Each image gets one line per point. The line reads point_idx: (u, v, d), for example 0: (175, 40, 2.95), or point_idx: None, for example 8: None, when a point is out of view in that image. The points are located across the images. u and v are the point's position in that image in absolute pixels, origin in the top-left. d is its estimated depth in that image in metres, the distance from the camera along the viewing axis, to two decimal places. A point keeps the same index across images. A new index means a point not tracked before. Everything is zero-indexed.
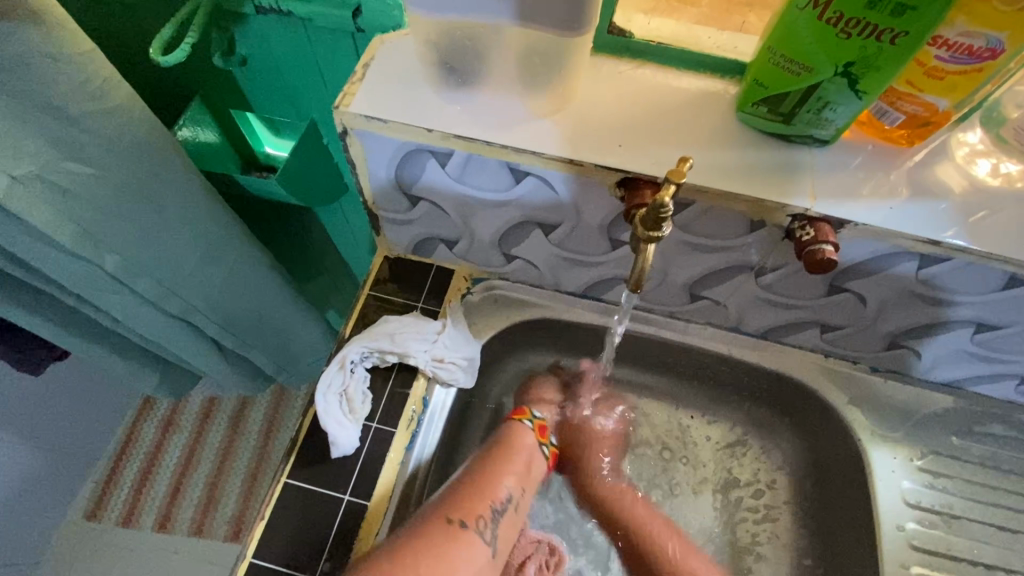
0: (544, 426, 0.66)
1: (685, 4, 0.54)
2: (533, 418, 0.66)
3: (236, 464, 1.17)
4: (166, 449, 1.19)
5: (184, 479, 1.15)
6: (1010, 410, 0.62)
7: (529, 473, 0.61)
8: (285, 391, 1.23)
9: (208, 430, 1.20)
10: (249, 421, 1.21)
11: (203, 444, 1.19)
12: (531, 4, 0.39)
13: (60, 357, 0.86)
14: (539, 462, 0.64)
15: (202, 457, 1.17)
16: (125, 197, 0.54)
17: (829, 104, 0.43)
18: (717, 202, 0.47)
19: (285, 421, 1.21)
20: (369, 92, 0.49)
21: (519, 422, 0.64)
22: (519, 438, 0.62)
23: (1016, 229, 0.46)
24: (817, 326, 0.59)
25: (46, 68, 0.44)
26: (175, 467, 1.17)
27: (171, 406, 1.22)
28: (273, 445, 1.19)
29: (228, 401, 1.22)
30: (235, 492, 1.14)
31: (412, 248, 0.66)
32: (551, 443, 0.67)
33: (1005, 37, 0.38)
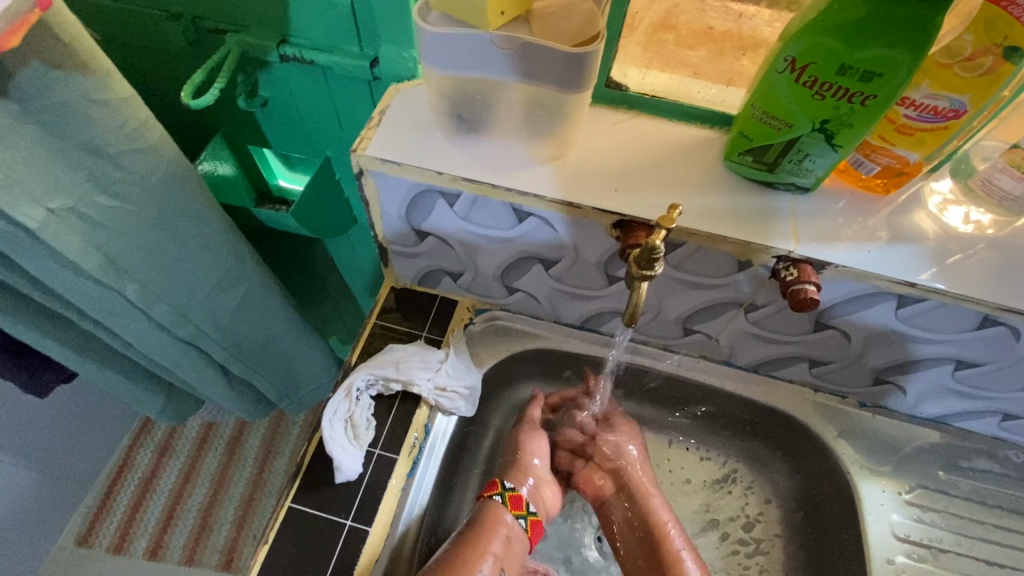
0: (519, 495, 0.62)
1: (683, 47, 0.57)
2: (503, 491, 0.61)
3: (231, 491, 1.17)
4: (161, 474, 1.19)
5: (178, 506, 1.15)
6: (995, 446, 0.64)
7: (508, 556, 0.58)
8: (282, 417, 1.24)
9: (205, 455, 1.20)
10: (246, 447, 1.22)
11: (199, 470, 1.19)
12: (536, 63, 0.44)
13: (67, 379, 0.88)
14: (519, 532, 0.60)
15: (198, 482, 1.18)
16: (149, 227, 0.57)
17: (809, 156, 0.47)
18: (706, 243, 0.50)
19: (282, 447, 1.22)
20: (384, 137, 0.53)
21: (490, 499, 0.61)
22: (491, 518, 0.59)
23: (989, 274, 0.49)
24: (806, 361, 0.62)
25: (91, 111, 0.47)
26: (169, 493, 1.16)
27: (168, 431, 1.23)
28: (268, 472, 1.19)
29: (226, 426, 1.23)
30: (228, 519, 1.14)
31: (418, 279, 0.69)
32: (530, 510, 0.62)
33: (967, 99, 0.42)
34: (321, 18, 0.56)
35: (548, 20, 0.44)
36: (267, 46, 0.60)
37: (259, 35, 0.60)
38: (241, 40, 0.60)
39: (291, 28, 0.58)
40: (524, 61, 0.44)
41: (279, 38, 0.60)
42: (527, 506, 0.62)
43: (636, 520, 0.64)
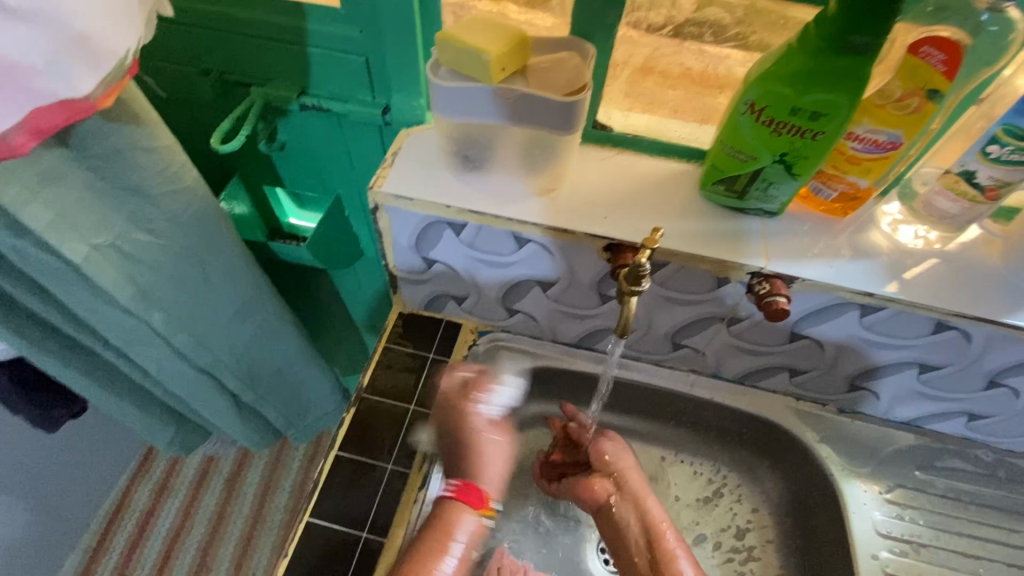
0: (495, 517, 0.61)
1: (665, 88, 0.62)
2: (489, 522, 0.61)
3: (230, 527, 1.18)
4: (160, 511, 1.19)
5: (177, 542, 1.16)
6: (965, 446, 0.69)
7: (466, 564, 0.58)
8: (283, 450, 1.26)
9: (203, 492, 1.21)
10: (246, 482, 1.23)
11: (198, 506, 1.20)
12: (532, 109, 0.50)
13: (79, 412, 0.90)
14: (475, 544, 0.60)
15: (197, 519, 1.18)
16: (178, 261, 0.62)
17: (772, 184, 0.54)
18: (688, 262, 0.56)
19: (282, 482, 1.23)
20: (396, 175, 0.59)
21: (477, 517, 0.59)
22: (461, 528, 0.58)
23: (939, 284, 0.55)
24: (786, 370, 0.67)
25: (137, 158, 0.52)
26: (168, 530, 1.17)
27: (167, 468, 1.24)
28: (268, 506, 1.20)
29: (227, 461, 1.25)
30: (227, 557, 1.14)
31: (424, 304, 0.74)
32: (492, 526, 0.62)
33: (901, 133, 0.49)
34: (339, 73, 0.63)
35: (542, 73, 0.51)
36: (288, 97, 0.66)
37: (280, 87, 0.66)
38: (264, 92, 0.66)
39: (310, 81, 0.65)
40: (522, 109, 0.50)
41: (299, 90, 0.66)
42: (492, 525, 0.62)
43: (634, 519, 0.63)
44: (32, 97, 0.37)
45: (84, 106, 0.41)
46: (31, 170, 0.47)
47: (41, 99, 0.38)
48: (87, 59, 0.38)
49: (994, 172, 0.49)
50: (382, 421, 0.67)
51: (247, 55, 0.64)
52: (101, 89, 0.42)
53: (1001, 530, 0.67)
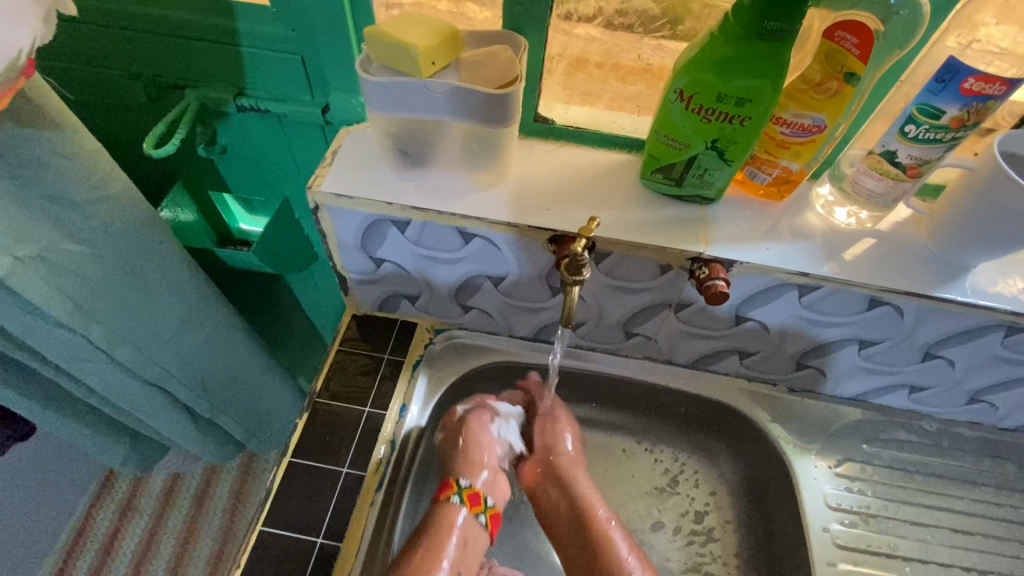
0: (476, 492, 0.63)
1: (622, 83, 0.62)
2: (486, 509, 0.63)
3: (198, 549, 1.14)
4: (123, 535, 1.15)
5: (141, 567, 1.12)
6: (910, 417, 0.72)
7: (465, 561, 0.59)
8: (251, 465, 1.24)
9: (169, 515, 1.17)
10: (213, 500, 1.20)
11: (163, 527, 1.16)
12: (465, 103, 0.50)
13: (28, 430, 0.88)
14: (477, 537, 0.62)
15: (163, 541, 1.15)
16: (113, 271, 0.60)
17: (707, 170, 0.55)
18: (630, 251, 0.57)
19: (251, 497, 1.20)
20: (336, 174, 0.58)
21: (446, 501, 0.61)
22: (450, 524, 0.60)
23: (871, 261, 0.57)
24: (736, 353, 0.69)
25: (60, 164, 0.50)
26: (132, 555, 1.13)
27: (129, 490, 1.20)
28: (238, 523, 1.17)
29: (192, 479, 1.21)
30: None
31: (377, 305, 0.74)
32: (490, 505, 0.64)
33: (825, 116, 0.50)
34: (275, 72, 0.62)
35: (474, 67, 0.51)
36: (225, 99, 0.65)
37: (216, 89, 0.65)
38: (200, 94, 0.65)
39: (246, 81, 0.64)
40: (454, 102, 0.50)
41: (236, 91, 0.65)
42: (487, 502, 0.64)
43: (565, 502, 0.66)
44: None
45: None
46: None
47: None
48: None
49: (913, 151, 0.49)
50: (337, 424, 0.67)
51: (178, 57, 0.62)
52: None
53: (952, 498, 0.69)
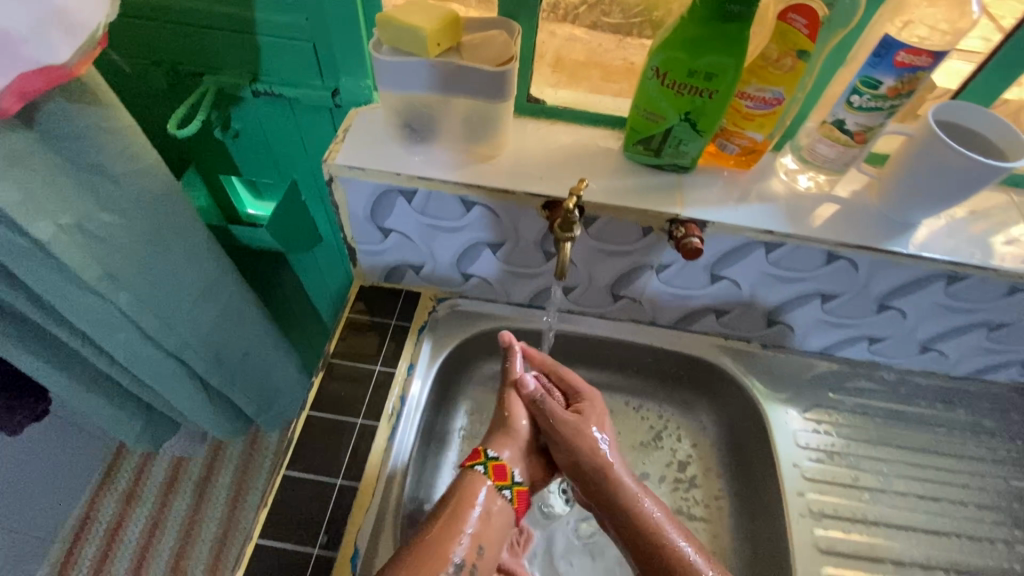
0: (503, 466, 0.61)
1: (607, 81, 0.70)
2: (513, 485, 0.61)
3: (204, 530, 1.24)
4: (128, 523, 1.24)
5: (148, 551, 1.21)
6: (871, 367, 0.80)
7: (487, 533, 0.58)
8: (252, 455, 1.34)
9: (173, 500, 1.28)
10: (215, 490, 1.29)
11: (167, 515, 1.25)
12: (467, 81, 0.56)
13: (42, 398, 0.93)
14: (501, 512, 0.60)
15: (167, 527, 1.24)
16: (140, 239, 0.65)
17: (683, 140, 0.62)
18: (616, 214, 0.63)
19: (252, 484, 1.30)
20: (349, 149, 0.64)
21: (472, 470, 0.61)
22: (475, 494, 0.59)
23: (827, 218, 0.64)
24: (713, 312, 0.76)
25: (100, 138, 0.56)
26: (137, 541, 1.22)
27: (132, 481, 1.30)
28: (239, 509, 1.27)
29: (194, 468, 1.32)
30: (202, 561, 1.20)
31: (384, 276, 0.79)
32: (517, 482, 0.61)
33: (782, 90, 0.57)
34: (288, 58, 0.68)
35: (474, 49, 0.56)
36: (241, 84, 0.70)
37: (232, 75, 0.70)
38: (218, 80, 0.70)
39: (261, 68, 0.69)
40: (457, 79, 0.56)
41: (251, 77, 0.70)
42: (513, 477, 0.61)
43: (610, 501, 0.61)
44: (18, 64, 0.41)
45: (62, 73, 0.45)
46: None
47: (25, 65, 0.42)
48: (70, 32, 0.43)
49: (859, 119, 0.57)
50: (350, 382, 0.72)
51: (198, 45, 0.67)
52: (78, 56, 0.46)
53: (915, 438, 0.75)
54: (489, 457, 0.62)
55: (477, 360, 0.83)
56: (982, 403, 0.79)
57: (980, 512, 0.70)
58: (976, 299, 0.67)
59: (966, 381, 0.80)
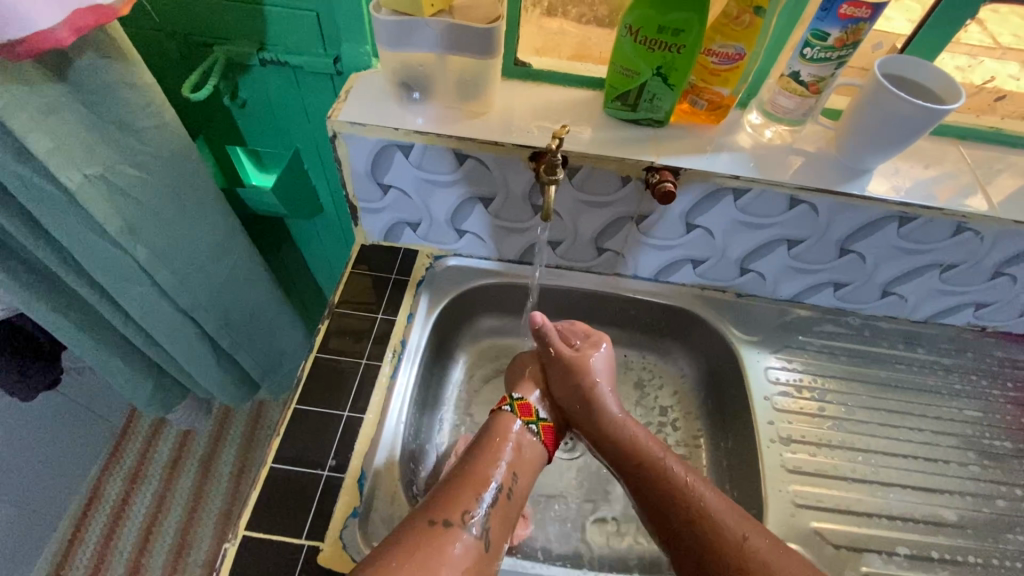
0: (527, 405, 0.70)
1: (585, 55, 0.76)
2: (537, 420, 0.69)
3: (209, 507, 1.31)
4: (134, 500, 1.31)
5: (155, 525, 1.28)
6: (838, 312, 0.86)
7: (520, 461, 0.64)
8: (254, 435, 1.42)
9: (177, 479, 1.34)
10: (219, 468, 1.37)
11: (172, 492, 1.32)
12: (459, 40, 0.62)
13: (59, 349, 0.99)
14: (532, 445, 0.67)
15: (173, 503, 1.31)
16: (158, 193, 0.70)
17: (656, 95, 0.68)
18: (597, 164, 0.69)
19: (255, 461, 1.38)
20: (351, 108, 0.69)
21: (500, 410, 0.69)
22: (507, 429, 0.67)
23: (789, 166, 0.70)
24: (690, 262, 0.82)
25: (124, 93, 0.61)
26: (143, 516, 1.29)
27: (138, 461, 1.36)
28: (243, 485, 1.34)
29: (198, 447, 1.39)
30: (208, 533, 1.27)
31: (383, 235, 0.85)
32: (541, 419, 0.70)
33: (743, 46, 0.63)
34: (293, 27, 0.73)
35: (465, 11, 0.63)
36: (249, 53, 0.76)
37: (240, 44, 0.75)
38: (227, 50, 0.76)
39: (267, 37, 0.75)
40: (450, 38, 0.62)
41: (258, 46, 0.76)
42: (538, 415, 0.70)
43: (604, 430, 0.69)
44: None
45: (109, 13, 0.53)
46: (36, 99, 0.54)
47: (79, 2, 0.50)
48: None
49: (811, 70, 0.63)
50: (354, 329, 0.78)
51: (209, 16, 0.73)
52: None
53: (878, 374, 0.82)
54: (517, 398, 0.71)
55: (471, 316, 0.89)
56: (941, 344, 0.85)
57: (936, 437, 0.76)
58: (927, 240, 0.73)
59: (926, 325, 0.86)
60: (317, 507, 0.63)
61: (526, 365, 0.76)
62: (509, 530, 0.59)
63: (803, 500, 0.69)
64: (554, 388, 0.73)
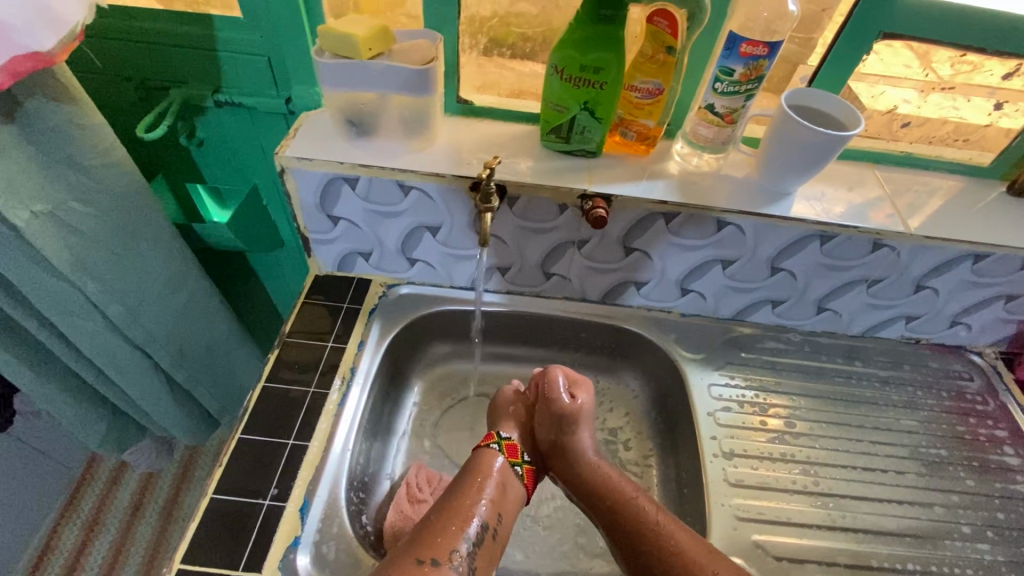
0: (513, 445, 0.72)
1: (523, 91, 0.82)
2: (523, 462, 0.71)
3: (170, 553, 1.27)
4: (90, 549, 1.26)
5: None
6: (779, 329, 0.89)
7: (504, 502, 0.65)
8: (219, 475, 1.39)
9: (137, 524, 1.30)
10: (182, 511, 1.33)
11: (131, 539, 1.28)
12: (397, 80, 0.67)
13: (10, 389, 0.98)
14: (516, 484, 0.68)
15: (131, 550, 1.26)
16: (108, 228, 0.72)
17: (586, 127, 0.73)
18: (534, 193, 0.73)
19: None
20: (298, 144, 0.73)
21: (487, 446, 0.71)
22: (491, 465, 0.68)
23: (715, 191, 0.75)
24: (633, 285, 0.85)
25: (71, 132, 0.64)
26: (99, 567, 1.24)
27: (95, 508, 1.32)
28: None
29: (160, 491, 1.36)
30: None
31: (336, 265, 0.87)
32: (525, 461, 0.72)
33: (660, 82, 0.69)
34: (245, 71, 0.77)
35: (402, 54, 0.68)
36: (204, 95, 0.80)
37: (196, 87, 0.79)
38: (183, 92, 0.80)
39: (221, 81, 0.79)
40: (388, 78, 0.66)
41: (213, 89, 0.80)
42: (522, 456, 0.72)
43: (579, 471, 0.71)
44: (11, 48, 0.52)
45: (47, 59, 0.55)
46: None
47: (17, 50, 0.52)
48: (54, 27, 0.54)
49: (724, 102, 0.69)
50: (305, 357, 0.79)
51: (165, 62, 0.77)
52: (60, 47, 0.56)
53: (819, 388, 0.85)
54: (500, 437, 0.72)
55: (425, 343, 0.91)
56: (878, 357, 0.89)
57: (876, 448, 0.79)
58: (850, 257, 0.78)
59: (864, 339, 0.90)
60: (256, 538, 0.62)
61: (513, 404, 0.78)
62: (494, 566, 0.60)
63: (746, 513, 0.70)
64: (538, 429, 0.75)
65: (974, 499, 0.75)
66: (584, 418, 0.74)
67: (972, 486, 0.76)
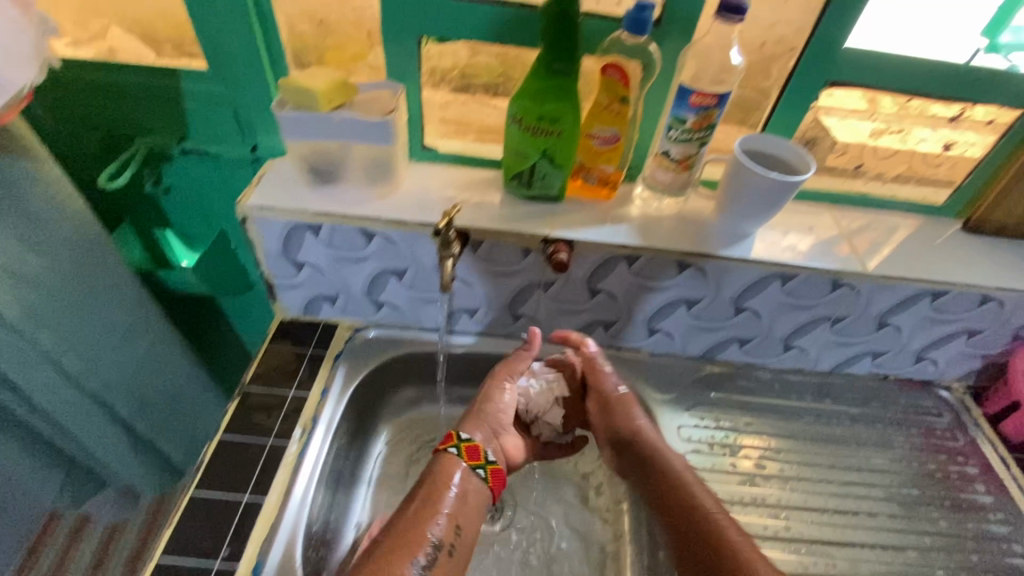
0: (474, 447, 0.71)
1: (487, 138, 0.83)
2: (486, 465, 0.70)
3: None
4: None
5: None
6: (748, 368, 0.89)
7: (461, 512, 0.65)
8: None
9: None
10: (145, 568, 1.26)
11: None
12: (358, 130, 0.68)
13: None
14: (475, 490, 0.69)
15: None
16: (64, 279, 0.71)
17: (547, 174, 0.74)
18: (496, 239, 0.74)
19: None
20: (261, 193, 0.73)
21: (444, 451, 0.70)
22: (450, 476, 0.68)
23: (676, 234, 0.76)
24: (601, 326, 0.85)
25: (25, 186, 0.64)
26: None
27: None
28: None
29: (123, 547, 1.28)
30: None
31: (302, 310, 0.86)
32: (489, 460, 0.71)
33: (616, 130, 0.71)
34: (210, 121, 0.78)
35: (363, 106, 0.69)
36: (168, 143, 0.81)
37: (161, 136, 0.81)
38: (148, 141, 0.81)
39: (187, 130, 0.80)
40: (349, 129, 0.67)
41: (178, 137, 0.81)
42: (485, 457, 0.71)
43: (636, 449, 0.75)
44: None
45: None
46: None
47: None
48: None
49: (679, 149, 0.70)
50: (266, 406, 0.77)
51: (131, 113, 0.78)
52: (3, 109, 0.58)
53: (789, 427, 0.84)
54: (459, 437, 0.71)
55: (393, 387, 0.89)
56: (848, 394, 0.89)
57: (847, 489, 0.78)
58: (811, 296, 0.78)
59: (833, 376, 0.90)
60: None
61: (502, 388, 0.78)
62: None
63: None
64: (597, 408, 0.80)
65: (946, 541, 0.74)
66: (630, 402, 0.78)
67: (944, 527, 0.76)
